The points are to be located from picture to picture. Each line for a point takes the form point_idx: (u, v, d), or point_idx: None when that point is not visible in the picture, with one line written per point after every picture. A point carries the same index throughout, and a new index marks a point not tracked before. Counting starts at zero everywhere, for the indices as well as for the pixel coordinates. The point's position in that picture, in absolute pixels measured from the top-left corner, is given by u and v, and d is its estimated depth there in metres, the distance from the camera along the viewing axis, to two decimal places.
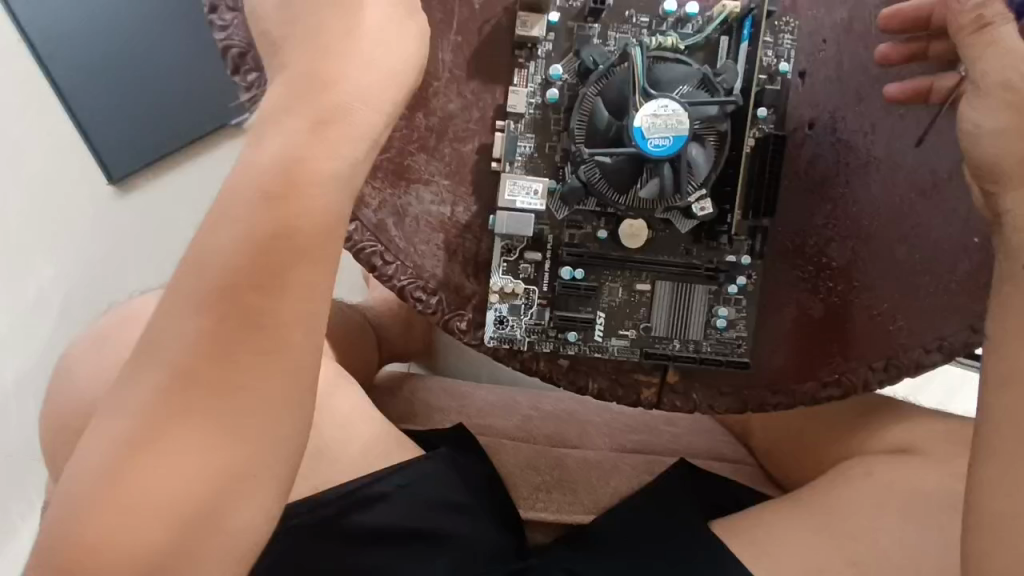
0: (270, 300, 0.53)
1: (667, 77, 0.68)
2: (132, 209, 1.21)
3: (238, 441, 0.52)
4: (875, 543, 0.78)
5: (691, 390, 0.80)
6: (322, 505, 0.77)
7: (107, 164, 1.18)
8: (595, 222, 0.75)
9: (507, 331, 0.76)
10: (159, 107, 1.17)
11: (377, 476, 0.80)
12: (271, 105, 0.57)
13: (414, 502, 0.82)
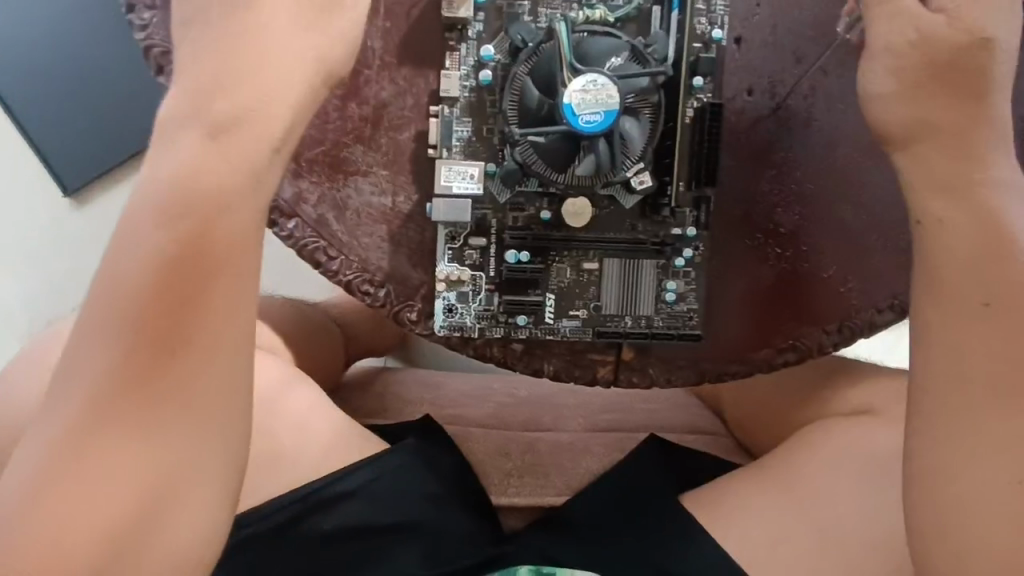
0: (193, 303, 0.52)
1: (595, 52, 0.68)
2: (88, 219, 1.16)
3: (168, 451, 0.52)
4: (834, 508, 0.77)
5: (648, 365, 0.80)
6: (286, 505, 0.76)
7: (61, 176, 1.14)
8: (538, 202, 0.74)
9: (457, 319, 0.76)
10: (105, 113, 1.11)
11: (334, 476, 0.79)
12: (186, 106, 0.56)
13: (381, 497, 0.81)
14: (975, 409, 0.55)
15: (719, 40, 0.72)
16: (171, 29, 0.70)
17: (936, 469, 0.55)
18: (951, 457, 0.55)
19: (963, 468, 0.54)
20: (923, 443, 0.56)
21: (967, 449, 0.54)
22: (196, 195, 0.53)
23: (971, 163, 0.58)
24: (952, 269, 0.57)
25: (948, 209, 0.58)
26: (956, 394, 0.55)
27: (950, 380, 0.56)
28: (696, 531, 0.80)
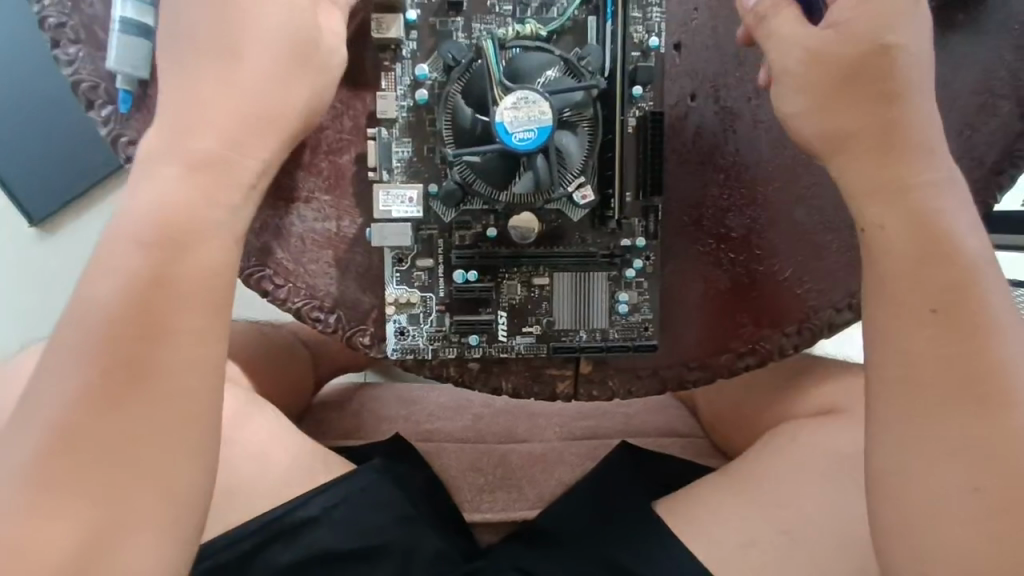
0: (116, 349, 0.50)
1: (526, 68, 0.67)
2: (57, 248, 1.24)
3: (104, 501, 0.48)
4: (801, 510, 0.76)
5: (608, 378, 0.80)
6: (244, 537, 0.74)
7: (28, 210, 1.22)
8: (484, 219, 0.73)
9: (409, 341, 0.75)
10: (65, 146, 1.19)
11: (305, 499, 0.77)
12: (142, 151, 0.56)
13: (347, 522, 0.79)
14: (931, 409, 0.53)
15: (656, 48, 0.72)
16: (99, 64, 0.69)
17: (897, 473, 0.54)
18: (913, 460, 0.53)
19: (925, 471, 0.53)
20: (883, 447, 0.55)
21: (927, 451, 0.53)
22: (116, 239, 0.52)
23: (902, 163, 0.58)
24: (893, 270, 0.57)
25: (884, 213, 0.58)
26: (910, 396, 0.54)
27: (902, 382, 0.55)
28: (672, 541, 0.77)
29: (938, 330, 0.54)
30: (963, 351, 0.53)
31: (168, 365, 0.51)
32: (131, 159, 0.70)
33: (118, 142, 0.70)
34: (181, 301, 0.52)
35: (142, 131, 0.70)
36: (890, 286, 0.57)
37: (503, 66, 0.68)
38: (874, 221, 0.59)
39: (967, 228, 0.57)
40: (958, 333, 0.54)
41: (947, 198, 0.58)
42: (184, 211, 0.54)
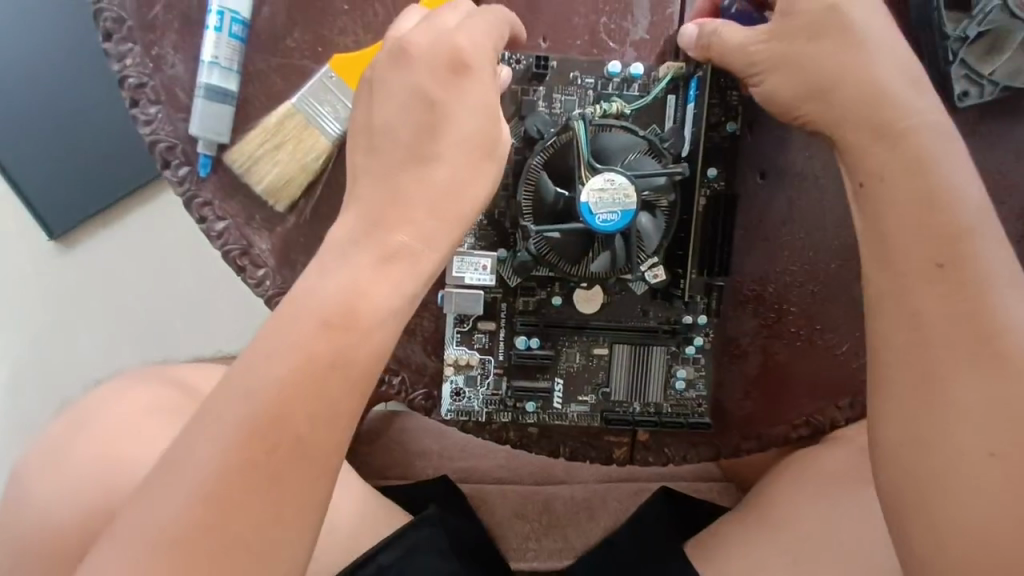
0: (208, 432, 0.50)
1: (611, 147, 0.68)
2: (79, 265, 1.20)
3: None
4: None
5: (664, 445, 0.80)
6: None
7: (48, 222, 1.18)
8: (549, 287, 0.74)
9: (464, 403, 0.75)
10: (101, 151, 1.15)
11: (373, 553, 0.80)
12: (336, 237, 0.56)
13: None
14: (964, 467, 0.54)
15: (732, 131, 0.72)
16: (177, 125, 0.69)
17: (921, 524, 0.55)
18: (939, 515, 0.54)
19: (951, 526, 0.54)
20: (902, 492, 0.57)
21: (961, 509, 0.54)
22: None
23: (934, 216, 0.58)
24: (926, 329, 0.57)
25: (925, 275, 0.58)
26: (936, 449, 0.55)
27: (927, 435, 0.56)
28: None
29: (959, 391, 0.55)
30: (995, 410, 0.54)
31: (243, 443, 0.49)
32: (204, 220, 0.70)
33: (192, 203, 0.69)
34: (283, 386, 0.50)
35: (218, 192, 0.70)
36: (922, 343, 0.57)
37: (590, 144, 0.68)
38: (916, 280, 0.58)
39: (1006, 286, 0.57)
40: (991, 397, 0.54)
41: (987, 255, 0.57)
42: (306, 289, 0.53)
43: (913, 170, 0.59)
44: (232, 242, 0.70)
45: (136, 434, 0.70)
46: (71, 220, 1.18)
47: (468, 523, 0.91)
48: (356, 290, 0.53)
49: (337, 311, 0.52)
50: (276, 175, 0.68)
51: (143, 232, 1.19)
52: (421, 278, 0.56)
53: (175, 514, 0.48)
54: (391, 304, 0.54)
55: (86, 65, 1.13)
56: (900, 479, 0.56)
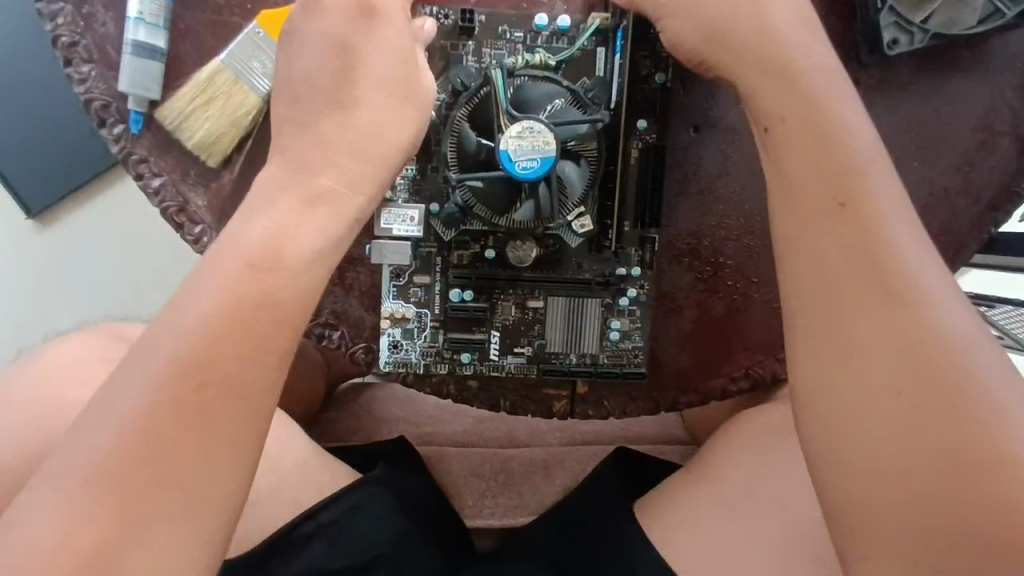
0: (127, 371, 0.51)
1: (533, 98, 0.70)
2: (51, 239, 1.22)
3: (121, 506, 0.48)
4: None
5: (603, 399, 0.82)
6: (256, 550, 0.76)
7: (24, 199, 1.19)
8: (483, 240, 0.75)
9: (402, 355, 0.77)
10: (66, 121, 1.16)
11: (312, 512, 0.79)
12: (260, 184, 0.58)
13: (349, 534, 0.81)
14: (878, 412, 0.50)
15: (660, 82, 0.73)
16: (111, 83, 0.70)
17: (841, 475, 0.51)
18: (857, 466, 0.50)
19: (867, 474, 0.50)
20: (820, 448, 0.53)
21: (875, 456, 0.50)
22: None
23: (830, 155, 0.57)
24: (826, 271, 0.55)
25: (821, 220, 0.56)
26: (847, 396, 0.52)
27: (834, 381, 0.52)
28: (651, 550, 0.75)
29: (860, 333, 0.52)
30: (898, 346, 0.51)
31: (162, 377, 0.50)
32: (141, 176, 0.71)
33: (128, 160, 0.71)
34: (197, 324, 0.52)
35: (153, 149, 0.71)
36: (824, 287, 0.55)
37: (511, 94, 0.70)
38: (815, 226, 0.56)
39: (903, 225, 0.55)
40: (895, 335, 0.51)
41: (883, 193, 0.56)
42: (228, 231, 0.56)
43: (802, 117, 0.59)
44: (169, 199, 0.71)
45: (76, 382, 0.71)
46: (48, 198, 1.19)
47: (415, 482, 0.90)
48: (284, 231, 0.55)
49: (258, 252, 0.54)
50: (207, 131, 0.70)
51: (111, 205, 1.21)
52: (340, 219, 0.59)
53: (97, 449, 0.48)
54: (311, 246, 0.56)
55: (36, 34, 1.14)
56: (834, 443, 0.52)
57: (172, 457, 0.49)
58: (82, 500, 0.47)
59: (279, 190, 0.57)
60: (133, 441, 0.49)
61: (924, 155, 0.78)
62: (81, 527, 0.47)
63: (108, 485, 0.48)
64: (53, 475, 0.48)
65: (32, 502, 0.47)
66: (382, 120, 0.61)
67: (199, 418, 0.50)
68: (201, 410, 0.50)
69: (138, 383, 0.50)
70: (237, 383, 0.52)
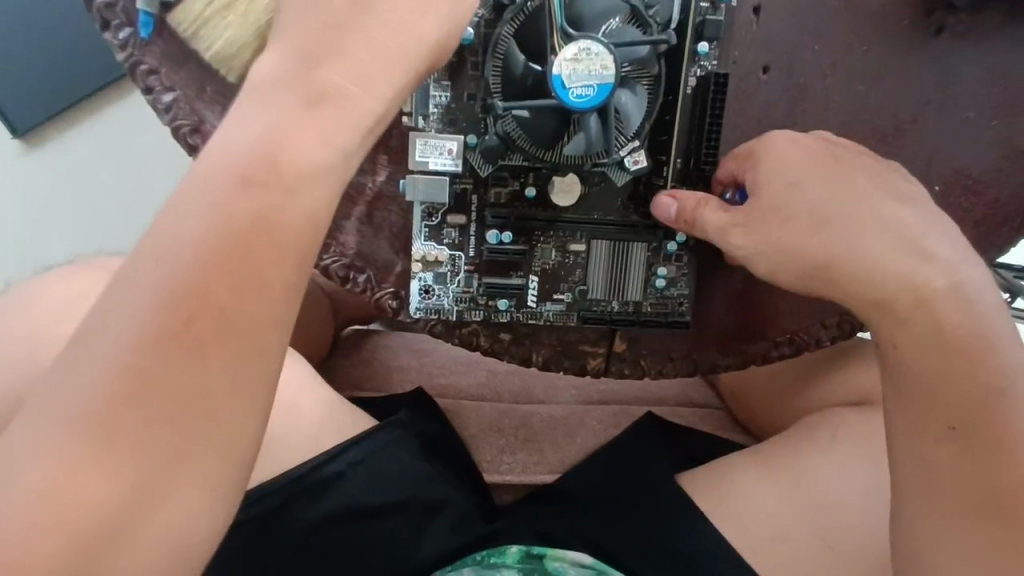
0: (132, 300, 0.44)
1: (590, 13, 0.62)
2: (36, 161, 1.12)
3: (138, 453, 0.43)
4: (839, 514, 0.78)
5: (640, 357, 0.77)
6: (282, 488, 0.74)
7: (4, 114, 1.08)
8: (523, 177, 0.68)
9: (434, 301, 0.72)
10: (54, 32, 1.06)
11: (336, 451, 0.77)
12: (269, 74, 0.49)
13: (373, 476, 0.79)
14: (955, 463, 0.57)
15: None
16: None
17: (922, 527, 0.58)
18: (934, 514, 0.57)
19: (945, 545, 0.57)
20: (905, 500, 0.59)
21: (952, 504, 0.57)
22: None
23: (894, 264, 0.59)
24: (907, 373, 0.58)
25: (891, 322, 0.59)
26: (926, 455, 0.58)
27: (925, 447, 0.58)
28: (704, 525, 0.79)
29: (938, 411, 0.57)
30: (969, 413, 0.56)
31: (174, 298, 0.44)
32: (150, 90, 0.64)
33: (136, 70, 0.63)
34: (217, 254, 0.45)
35: (164, 59, 0.64)
36: (910, 398, 0.58)
37: (564, 10, 0.62)
38: (885, 329, 0.60)
39: (967, 283, 0.58)
40: (966, 405, 0.56)
41: (945, 259, 0.59)
42: (238, 139, 0.47)
43: (846, 219, 0.61)
44: (182, 116, 0.64)
45: (60, 312, 0.62)
46: (36, 115, 1.09)
47: (435, 427, 0.90)
48: (279, 138, 0.47)
49: (248, 168, 0.46)
50: (227, 40, 0.62)
51: (104, 127, 1.13)
52: (356, 131, 0.50)
53: (100, 380, 0.43)
54: (321, 161, 0.48)
55: None
56: (918, 521, 0.58)
57: (191, 399, 0.44)
58: (88, 437, 0.42)
59: (295, 92, 0.48)
60: (147, 373, 0.43)
61: (1004, 115, 0.72)
62: (90, 464, 0.42)
63: (117, 419, 0.42)
64: (56, 407, 0.43)
65: (34, 436, 0.42)
66: (410, 22, 0.51)
67: (220, 358, 0.45)
68: (219, 345, 0.45)
69: (145, 311, 0.44)
70: (259, 313, 0.46)
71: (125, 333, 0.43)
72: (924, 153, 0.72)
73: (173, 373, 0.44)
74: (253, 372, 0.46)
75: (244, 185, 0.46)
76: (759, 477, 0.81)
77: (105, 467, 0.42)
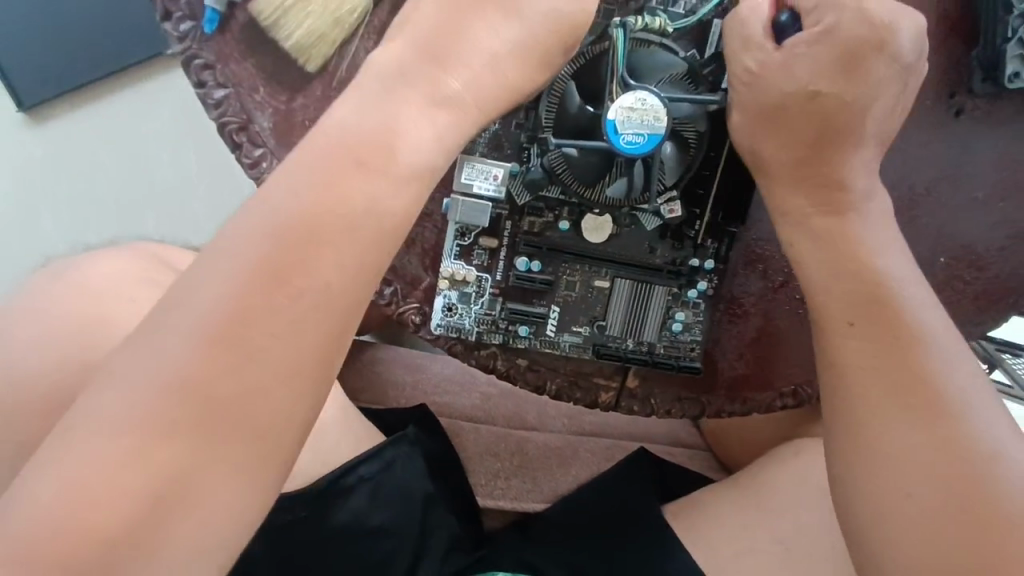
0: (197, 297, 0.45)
1: (646, 67, 0.66)
2: (47, 141, 1.11)
3: (176, 447, 0.43)
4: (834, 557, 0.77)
5: (651, 395, 0.78)
6: (303, 500, 0.75)
7: (20, 88, 1.08)
8: (558, 210, 0.70)
9: (455, 319, 0.72)
10: (86, 15, 1.06)
11: (353, 466, 0.78)
12: (359, 103, 0.53)
13: (382, 493, 0.81)
14: (877, 388, 0.56)
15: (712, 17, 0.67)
16: None
17: (869, 479, 0.55)
18: (880, 463, 0.54)
19: (878, 475, 0.54)
20: (837, 455, 0.57)
21: (917, 466, 0.53)
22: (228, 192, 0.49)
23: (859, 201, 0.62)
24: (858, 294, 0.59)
25: (811, 232, 0.63)
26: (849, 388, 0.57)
27: (863, 394, 0.57)
28: (686, 559, 0.80)
29: (882, 341, 0.57)
30: (870, 314, 0.58)
31: (239, 293, 0.45)
32: (203, 83, 0.64)
33: (192, 63, 0.64)
34: (287, 261, 0.46)
35: (222, 57, 0.64)
36: (822, 307, 0.61)
37: (626, 60, 0.66)
38: (823, 231, 0.62)
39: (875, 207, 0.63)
40: (863, 305, 0.59)
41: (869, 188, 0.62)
42: (322, 155, 0.49)
43: (828, 168, 0.62)
44: (230, 114, 0.64)
45: (98, 292, 0.63)
46: (47, 92, 1.09)
47: (443, 446, 0.89)
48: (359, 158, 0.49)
49: (333, 186, 0.48)
50: (307, 30, 0.63)
51: (120, 113, 1.12)
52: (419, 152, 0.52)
53: (160, 371, 0.43)
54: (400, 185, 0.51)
55: None
56: (853, 453, 0.56)
57: (237, 399, 0.44)
58: (136, 424, 0.42)
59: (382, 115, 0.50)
60: (200, 369, 0.44)
61: (1012, 197, 0.77)
62: (135, 449, 0.42)
63: (165, 414, 0.43)
64: (110, 394, 0.43)
65: (88, 422, 0.42)
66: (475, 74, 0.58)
67: (271, 362, 0.45)
68: (267, 346, 0.45)
69: (208, 312, 0.45)
70: (312, 316, 0.47)
71: (187, 335, 0.44)
72: (938, 224, 0.76)
73: (227, 368, 0.44)
74: (299, 372, 0.46)
75: (316, 191, 0.48)
76: (738, 515, 0.83)
77: (152, 455, 0.42)
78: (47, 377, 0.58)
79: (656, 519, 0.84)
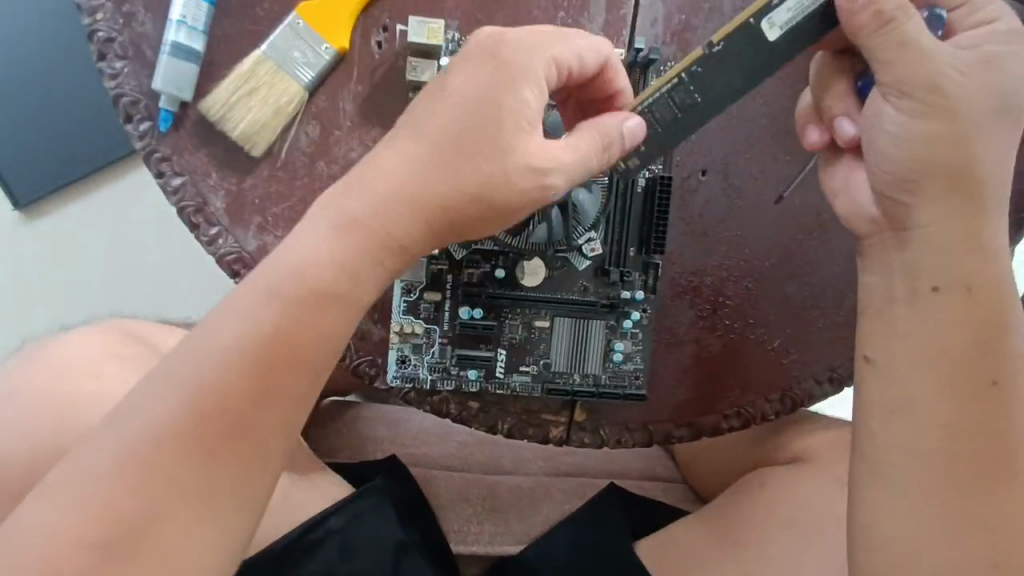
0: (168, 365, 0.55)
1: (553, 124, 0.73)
2: (38, 235, 1.20)
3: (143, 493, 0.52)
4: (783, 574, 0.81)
5: (600, 426, 0.83)
6: (273, 554, 0.80)
7: (14, 189, 1.18)
8: (494, 259, 0.77)
9: (410, 370, 0.78)
10: (70, 120, 1.16)
11: (320, 518, 0.83)
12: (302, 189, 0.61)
13: (352, 542, 0.85)
14: (954, 440, 0.60)
15: (772, 39, 0.64)
16: (142, 81, 0.72)
17: (882, 517, 0.61)
18: (917, 507, 0.60)
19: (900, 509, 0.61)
20: (872, 482, 0.62)
21: (934, 508, 0.60)
22: None
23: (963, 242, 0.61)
24: (959, 342, 0.60)
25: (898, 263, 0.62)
26: (918, 426, 0.61)
27: (932, 438, 0.60)
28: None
29: (975, 403, 0.60)
30: (994, 368, 0.60)
31: (204, 363, 0.55)
32: (162, 174, 0.72)
33: (151, 157, 0.72)
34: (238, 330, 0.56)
35: (177, 149, 0.72)
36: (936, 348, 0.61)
37: None
38: (926, 269, 0.61)
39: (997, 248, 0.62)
40: (984, 359, 0.60)
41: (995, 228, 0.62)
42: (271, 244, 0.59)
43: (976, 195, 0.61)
44: (187, 198, 0.72)
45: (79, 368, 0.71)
46: (38, 191, 1.18)
47: (412, 492, 0.92)
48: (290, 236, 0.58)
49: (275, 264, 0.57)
50: (249, 121, 0.71)
51: (102, 204, 1.21)
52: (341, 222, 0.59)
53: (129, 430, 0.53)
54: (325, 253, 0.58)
55: (53, 40, 1.14)
56: (882, 482, 0.61)
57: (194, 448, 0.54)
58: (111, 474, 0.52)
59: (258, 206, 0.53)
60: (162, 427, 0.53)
61: None
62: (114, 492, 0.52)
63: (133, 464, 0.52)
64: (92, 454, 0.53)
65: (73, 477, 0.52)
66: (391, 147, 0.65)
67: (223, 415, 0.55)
68: (222, 404, 0.55)
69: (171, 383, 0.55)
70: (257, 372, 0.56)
71: (160, 401, 0.54)
72: (847, 246, 0.83)
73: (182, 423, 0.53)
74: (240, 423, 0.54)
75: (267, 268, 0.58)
76: (692, 539, 0.87)
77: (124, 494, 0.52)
78: (31, 447, 0.66)
79: (614, 549, 0.89)
